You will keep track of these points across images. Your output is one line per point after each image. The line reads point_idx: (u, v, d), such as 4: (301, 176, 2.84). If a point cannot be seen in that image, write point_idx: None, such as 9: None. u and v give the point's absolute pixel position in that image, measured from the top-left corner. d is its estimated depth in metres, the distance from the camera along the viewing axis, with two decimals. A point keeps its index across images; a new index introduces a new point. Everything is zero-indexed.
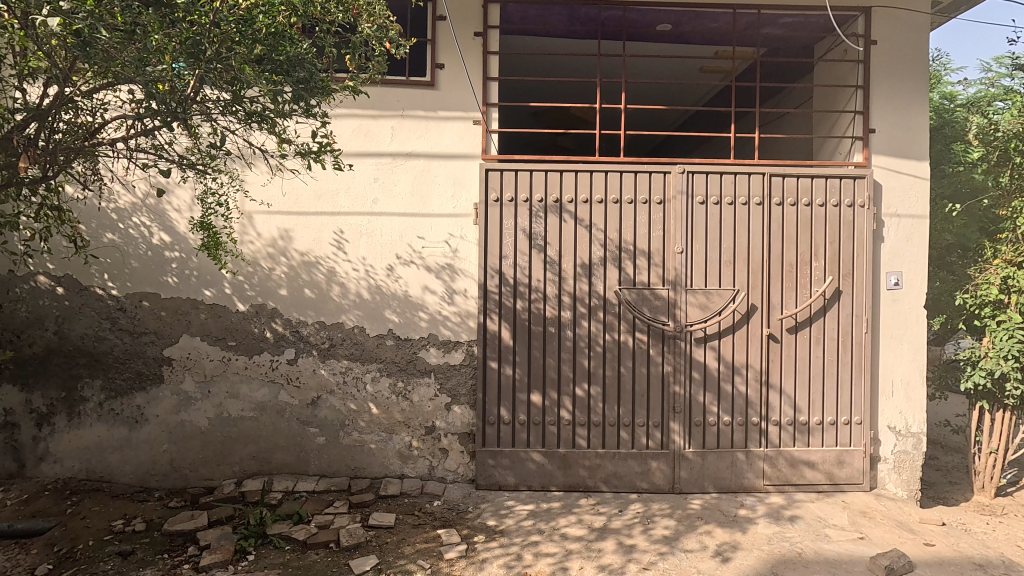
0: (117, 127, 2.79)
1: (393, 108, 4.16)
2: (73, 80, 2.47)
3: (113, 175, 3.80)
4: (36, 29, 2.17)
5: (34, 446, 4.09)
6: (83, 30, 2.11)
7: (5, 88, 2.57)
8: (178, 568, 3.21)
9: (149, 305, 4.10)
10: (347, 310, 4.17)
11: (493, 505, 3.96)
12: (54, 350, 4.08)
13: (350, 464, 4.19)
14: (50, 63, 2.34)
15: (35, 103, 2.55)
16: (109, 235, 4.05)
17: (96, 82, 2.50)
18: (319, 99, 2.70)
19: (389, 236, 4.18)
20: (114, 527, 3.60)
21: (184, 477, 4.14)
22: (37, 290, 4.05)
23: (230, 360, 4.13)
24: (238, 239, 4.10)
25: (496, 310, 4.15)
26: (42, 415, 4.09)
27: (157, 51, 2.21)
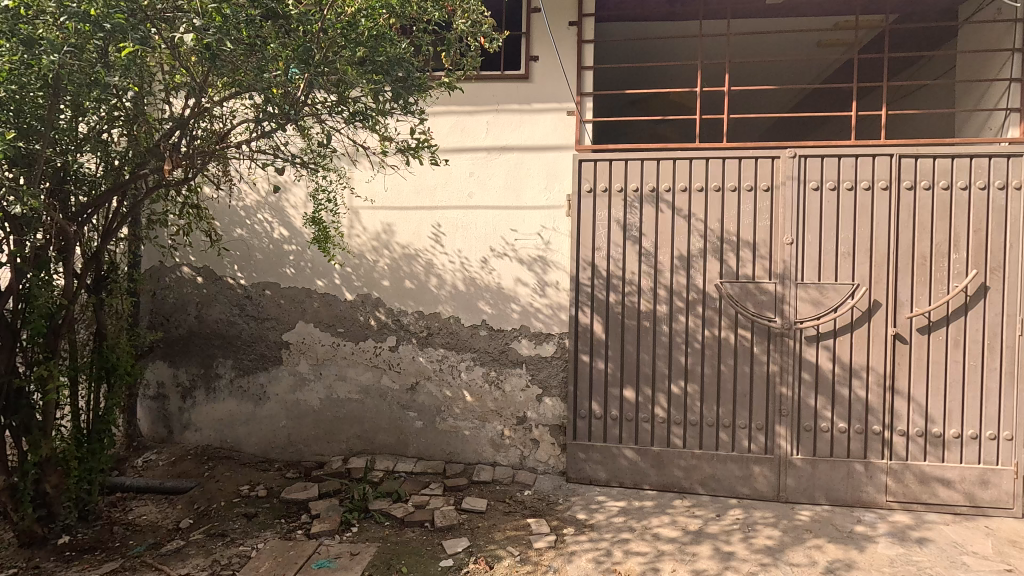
0: (242, 132, 3.09)
1: (489, 102, 4.23)
2: (208, 92, 2.78)
3: (242, 177, 4.23)
4: (178, 48, 2.44)
5: (180, 415, 4.69)
6: (213, 43, 2.26)
7: (154, 101, 2.93)
8: (293, 533, 3.52)
9: (271, 294, 4.52)
10: (443, 301, 4.33)
11: (583, 498, 3.93)
12: (195, 332, 4.63)
13: (445, 449, 4.35)
14: (190, 77, 2.65)
15: (179, 114, 2.89)
16: (238, 230, 4.52)
17: (226, 92, 2.79)
18: (416, 96, 2.82)
19: (483, 229, 4.27)
20: (241, 492, 4.03)
21: (299, 451, 4.53)
22: (182, 279, 4.62)
23: (340, 346, 4.46)
24: (346, 233, 4.39)
25: (588, 303, 4.10)
26: (185, 389, 4.67)
27: (273, 59, 2.42)
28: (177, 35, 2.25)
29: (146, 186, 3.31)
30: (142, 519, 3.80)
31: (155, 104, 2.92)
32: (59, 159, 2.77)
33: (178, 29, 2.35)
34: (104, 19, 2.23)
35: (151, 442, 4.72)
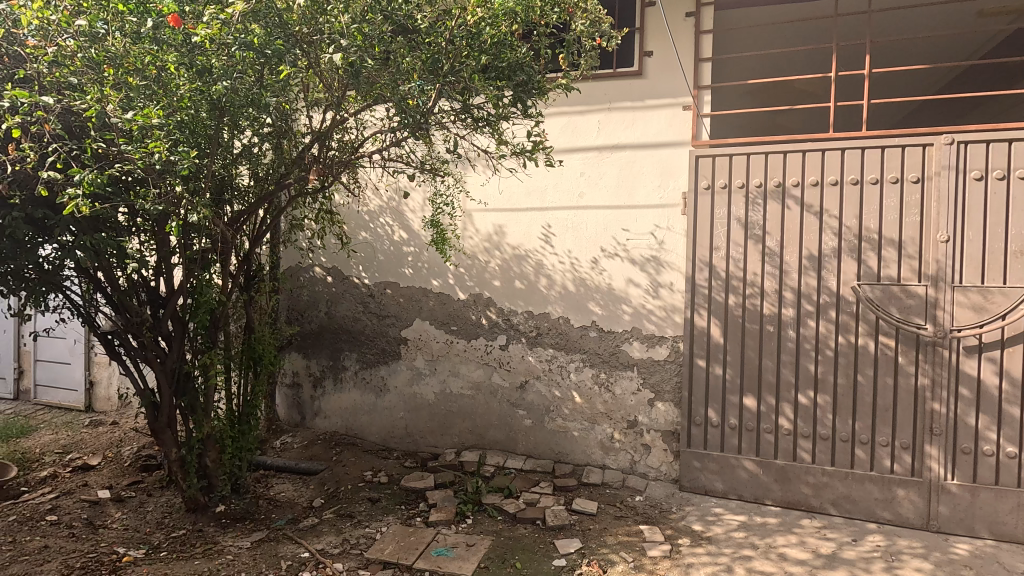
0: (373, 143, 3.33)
1: (601, 101, 4.19)
2: (345, 107, 3.02)
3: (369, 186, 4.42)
4: (321, 67, 2.67)
5: (311, 402, 5.13)
6: (356, 62, 2.45)
7: (298, 117, 3.22)
8: (412, 520, 3.71)
9: (391, 292, 4.81)
10: (553, 301, 4.36)
11: (698, 509, 3.77)
12: (325, 327, 5.04)
13: (554, 448, 4.38)
14: (330, 92, 2.89)
15: (318, 128, 3.18)
16: (363, 233, 4.86)
17: (359, 105, 3.01)
18: (535, 99, 2.86)
19: (594, 229, 4.23)
20: (366, 477, 4.33)
21: (415, 442, 4.78)
22: (314, 278, 5.05)
23: (453, 343, 4.64)
24: (460, 235, 4.56)
25: (705, 305, 3.92)
26: (316, 378, 5.10)
27: (407, 72, 2.58)
28: (328, 56, 2.45)
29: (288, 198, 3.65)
30: (282, 496, 4.20)
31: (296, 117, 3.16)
32: (220, 172, 3.09)
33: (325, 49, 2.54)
34: (264, 45, 2.47)
35: (287, 426, 5.21)
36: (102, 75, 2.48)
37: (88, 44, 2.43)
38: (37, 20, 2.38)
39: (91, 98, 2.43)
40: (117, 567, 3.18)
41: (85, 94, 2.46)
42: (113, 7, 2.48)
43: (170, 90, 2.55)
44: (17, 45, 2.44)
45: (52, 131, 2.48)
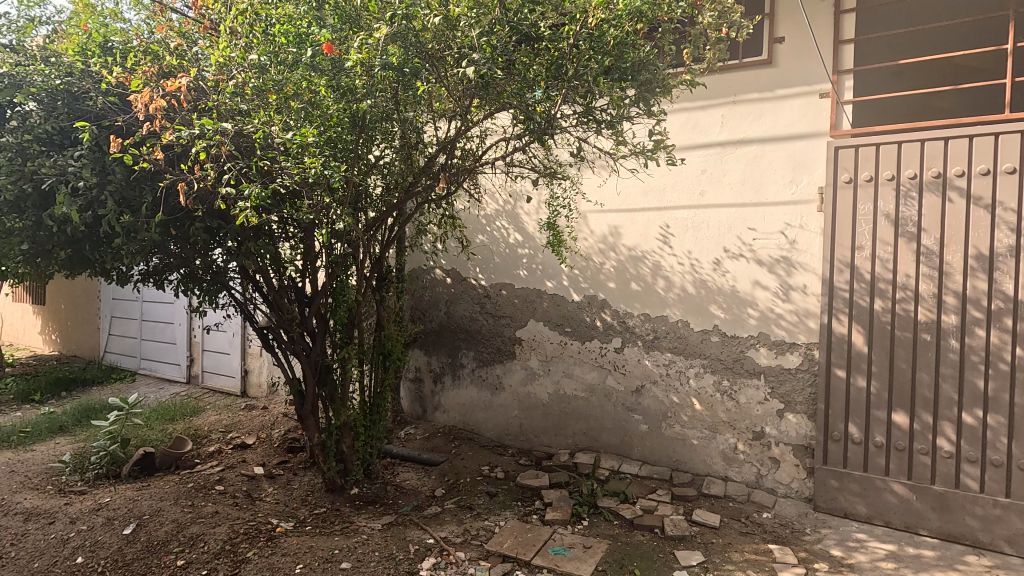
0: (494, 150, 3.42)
1: (725, 94, 4.00)
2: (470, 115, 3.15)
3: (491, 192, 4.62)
4: (451, 81, 2.80)
5: (432, 397, 5.42)
6: (485, 73, 2.54)
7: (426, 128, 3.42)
8: (529, 517, 3.79)
9: (506, 293, 4.94)
10: (671, 303, 4.22)
11: (837, 532, 3.46)
12: (445, 326, 5.29)
13: (672, 456, 4.24)
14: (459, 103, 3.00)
15: (446, 137, 3.30)
16: (480, 236, 5.05)
17: (483, 115, 3.13)
18: (658, 98, 2.81)
19: (716, 229, 4.04)
20: (483, 472, 4.49)
21: (529, 441, 4.87)
22: (435, 280, 5.34)
23: (567, 345, 4.66)
24: (575, 237, 4.57)
25: (845, 309, 3.59)
26: (437, 374, 5.38)
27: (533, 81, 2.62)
28: (461, 70, 2.55)
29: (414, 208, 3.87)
30: (407, 483, 4.48)
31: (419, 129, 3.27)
32: (359, 188, 3.30)
33: (457, 63, 2.67)
34: (403, 65, 2.66)
35: (410, 418, 5.55)
36: (267, 102, 2.86)
37: (257, 75, 2.81)
38: (224, 59, 2.86)
39: (259, 122, 2.81)
40: (273, 535, 3.56)
41: (253, 119, 2.83)
42: (275, 41, 2.83)
43: (320, 111, 2.84)
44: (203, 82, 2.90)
45: (227, 152, 2.82)
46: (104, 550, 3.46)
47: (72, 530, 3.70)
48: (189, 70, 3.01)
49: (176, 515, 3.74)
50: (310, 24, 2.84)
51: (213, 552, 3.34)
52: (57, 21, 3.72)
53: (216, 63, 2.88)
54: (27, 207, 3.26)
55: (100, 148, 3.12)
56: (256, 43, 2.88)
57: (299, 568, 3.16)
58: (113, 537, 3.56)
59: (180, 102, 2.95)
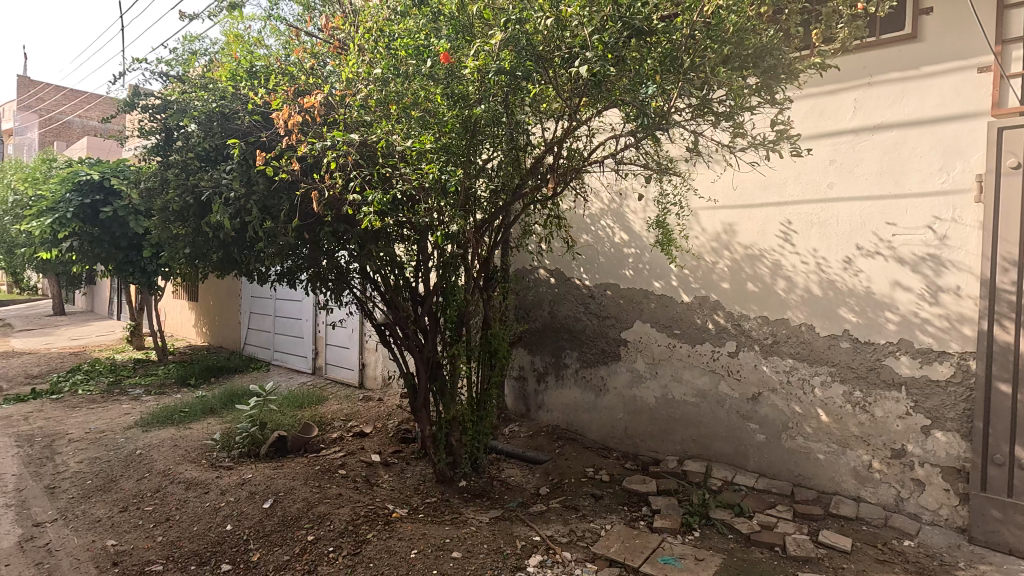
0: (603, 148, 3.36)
1: (859, 76, 3.65)
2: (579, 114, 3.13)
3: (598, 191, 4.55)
4: (561, 82, 2.80)
5: (536, 396, 5.46)
6: (598, 71, 2.52)
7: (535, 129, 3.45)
8: (636, 523, 3.70)
9: (611, 293, 4.87)
10: (793, 305, 3.92)
11: (1000, 570, 3.01)
12: (548, 325, 5.31)
13: (793, 470, 3.94)
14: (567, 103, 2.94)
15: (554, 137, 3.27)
16: (585, 236, 5.02)
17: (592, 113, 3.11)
18: (783, 84, 2.64)
19: (847, 224, 3.69)
20: (588, 473, 4.46)
21: (635, 445, 4.76)
22: (539, 280, 5.37)
23: (676, 347, 4.49)
24: (685, 235, 4.40)
25: (1011, 314, 3.11)
26: (540, 373, 5.42)
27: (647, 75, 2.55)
28: (573, 68, 2.55)
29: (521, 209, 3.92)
30: (511, 480, 4.56)
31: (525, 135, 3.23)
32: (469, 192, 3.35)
33: (569, 62, 2.68)
34: (516, 69, 2.70)
35: (514, 415, 5.64)
36: (388, 112, 3.06)
37: (380, 88, 3.03)
38: (353, 76, 3.10)
39: (383, 131, 3.00)
40: (389, 520, 3.78)
41: (376, 129, 3.04)
42: (397, 55, 3.06)
43: (438, 119, 2.97)
44: (333, 97, 3.17)
45: (353, 161, 3.04)
46: (248, 521, 3.88)
47: (222, 500, 4.19)
48: (321, 87, 3.30)
49: (306, 494, 4.10)
50: (427, 36, 3.08)
51: (338, 531, 3.61)
52: (213, 53, 4.25)
53: (347, 80, 3.12)
54: (189, 216, 3.77)
55: (248, 162, 3.51)
56: (379, 58, 3.12)
57: (414, 553, 3.33)
58: (255, 509, 3.99)
59: (313, 117, 3.24)
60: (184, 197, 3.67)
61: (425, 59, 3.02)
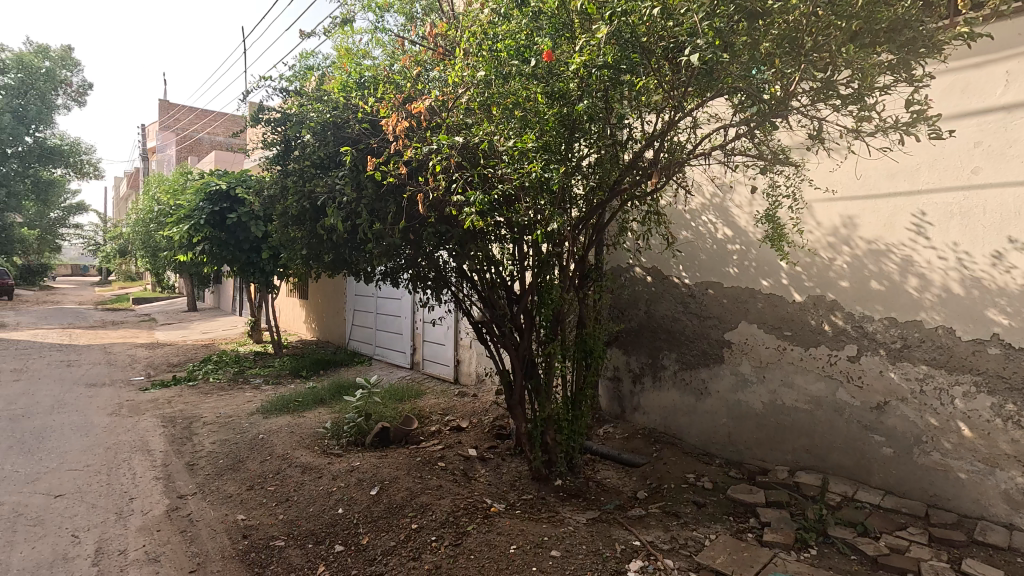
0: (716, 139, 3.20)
1: (1014, 45, 3.22)
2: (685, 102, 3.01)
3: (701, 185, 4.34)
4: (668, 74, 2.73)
5: (631, 397, 5.33)
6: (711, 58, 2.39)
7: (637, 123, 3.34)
8: (743, 535, 3.50)
9: (713, 293, 4.64)
10: (928, 306, 3.53)
11: None
12: (644, 325, 5.15)
13: (927, 489, 3.56)
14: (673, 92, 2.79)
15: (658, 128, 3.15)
16: (684, 233, 4.83)
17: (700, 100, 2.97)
18: (924, 59, 2.37)
19: (996, 214, 3.26)
20: (688, 479, 4.29)
21: (740, 453, 4.51)
22: (635, 278, 5.21)
23: (786, 350, 4.20)
24: (798, 229, 4.09)
25: None
26: (636, 374, 5.27)
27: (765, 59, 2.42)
28: (684, 57, 2.44)
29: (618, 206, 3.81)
30: (607, 481, 4.48)
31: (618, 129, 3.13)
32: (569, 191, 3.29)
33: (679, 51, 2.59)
34: (621, 61, 2.71)
35: (609, 416, 5.54)
36: (488, 114, 3.16)
37: (482, 90, 3.14)
38: (460, 80, 3.24)
39: (487, 133, 3.09)
40: (488, 514, 3.86)
41: (478, 131, 3.12)
42: (495, 57, 3.19)
43: (539, 117, 3.01)
44: (442, 103, 3.32)
45: (455, 164, 3.13)
46: (357, 506, 4.12)
47: (334, 485, 4.49)
48: (428, 92, 3.45)
49: (409, 484, 4.29)
50: (526, 36, 3.15)
51: (440, 521, 3.74)
52: (326, 67, 4.56)
53: (454, 83, 3.29)
54: (306, 220, 4.06)
55: (358, 168, 3.73)
56: (482, 60, 3.22)
57: (513, 549, 3.37)
58: (363, 495, 4.23)
59: (418, 122, 3.39)
60: (302, 202, 3.97)
61: (527, 58, 3.08)
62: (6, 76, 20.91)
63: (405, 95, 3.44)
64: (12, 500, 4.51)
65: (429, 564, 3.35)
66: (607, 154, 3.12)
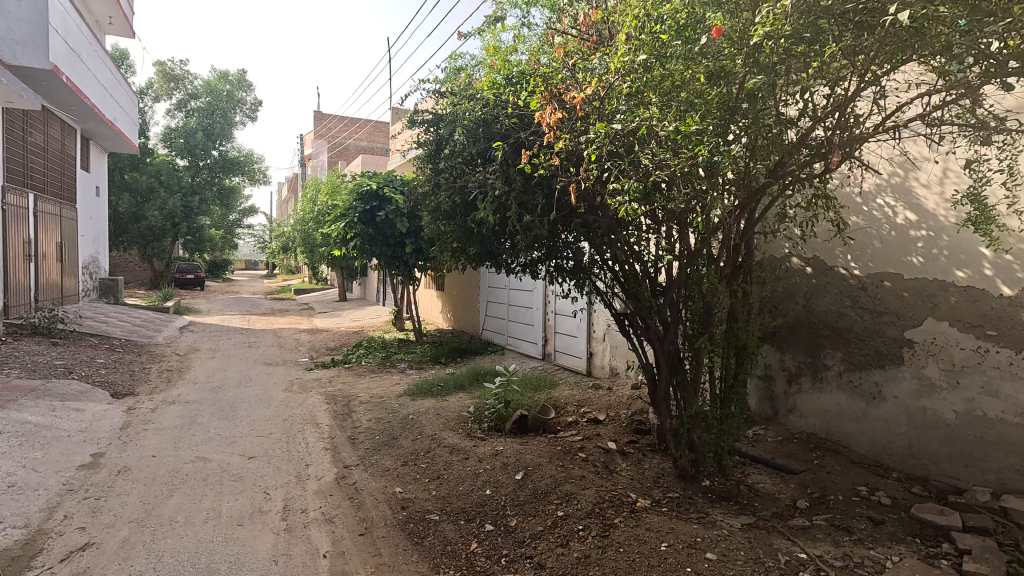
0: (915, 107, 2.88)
1: None
2: (877, 66, 2.72)
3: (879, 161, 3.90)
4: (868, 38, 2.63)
5: (786, 398, 4.90)
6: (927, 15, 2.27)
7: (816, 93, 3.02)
8: (936, 560, 3.08)
9: (891, 286, 4.12)
10: None
11: None
12: (803, 321, 4.70)
13: None
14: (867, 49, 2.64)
15: (842, 96, 2.90)
16: (855, 217, 4.35)
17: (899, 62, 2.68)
18: None
19: None
20: (859, 492, 3.87)
21: (924, 467, 3.97)
22: (791, 269, 4.77)
23: (989, 352, 3.62)
24: (1009, 211, 3.50)
25: None
26: (792, 374, 4.83)
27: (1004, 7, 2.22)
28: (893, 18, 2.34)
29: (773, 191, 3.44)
30: (761, 486, 4.16)
31: (782, 104, 2.97)
32: (740, 180, 3.05)
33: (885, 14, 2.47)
34: (806, 28, 2.64)
35: (758, 417, 5.15)
36: (641, 98, 3.12)
37: (642, 74, 3.11)
38: (620, 64, 3.20)
39: (644, 118, 3.03)
40: (634, 508, 3.79)
41: (635, 117, 3.10)
42: (656, 39, 3.07)
43: (702, 97, 2.99)
44: (598, 92, 3.33)
45: (609, 152, 3.15)
46: (504, 489, 4.28)
47: (481, 467, 4.70)
48: (583, 82, 3.45)
49: (552, 472, 4.36)
50: (689, 15, 3.04)
51: (586, 511, 3.76)
52: (475, 66, 4.77)
53: (611, 71, 3.21)
54: (457, 215, 4.31)
55: (508, 163, 3.86)
56: (641, 42, 3.10)
57: (664, 546, 3.29)
58: (509, 479, 4.38)
59: (570, 115, 3.46)
60: (453, 197, 4.21)
61: (692, 38, 3.03)
62: (199, 101, 24.96)
63: (562, 86, 3.54)
64: (217, 458, 5.33)
65: (578, 553, 3.39)
66: (773, 134, 2.91)
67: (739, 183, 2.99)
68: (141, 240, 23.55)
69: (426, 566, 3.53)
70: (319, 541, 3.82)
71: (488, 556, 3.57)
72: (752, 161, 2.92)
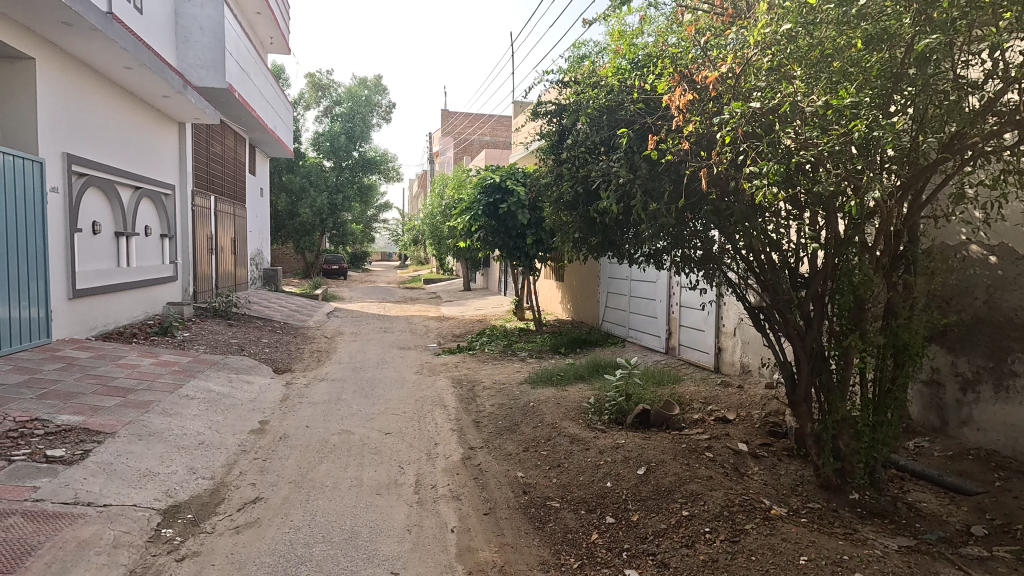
0: None
1: None
2: None
3: None
4: None
5: (958, 408, 4.25)
6: None
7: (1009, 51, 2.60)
8: None
9: None
10: None
11: None
12: (983, 319, 4.05)
13: None
14: None
15: None
16: None
17: None
18: None
19: None
20: None
21: None
22: (969, 258, 4.13)
23: None
24: None
25: None
26: (967, 381, 4.17)
27: None
28: None
29: (947, 168, 2.97)
30: (924, 506, 3.65)
31: (962, 65, 2.65)
32: (911, 153, 2.63)
33: None
34: None
35: (921, 427, 4.51)
36: (784, 72, 2.93)
37: (784, 46, 2.92)
38: (759, 37, 3.01)
39: (787, 93, 2.83)
40: (768, 516, 3.53)
41: (777, 94, 2.86)
42: (804, 4, 2.84)
43: (858, 65, 2.74)
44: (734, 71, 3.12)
45: (745, 133, 2.92)
46: (625, 482, 4.21)
47: (601, 459, 4.66)
48: (716, 60, 3.28)
49: (677, 469, 4.19)
50: None
51: (713, 514, 3.57)
52: (598, 52, 4.72)
53: (750, 44, 3.04)
54: (579, 204, 4.32)
55: (632, 150, 3.75)
56: (786, 11, 2.91)
57: (803, 560, 3.03)
58: (630, 473, 4.29)
59: (702, 96, 3.27)
60: (576, 187, 4.22)
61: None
62: (342, 107, 27.39)
63: (693, 66, 3.37)
64: (359, 431, 5.89)
65: (705, 555, 3.25)
66: (950, 102, 2.56)
67: (902, 161, 2.63)
68: (295, 234, 26.53)
69: (548, 551, 3.60)
70: (447, 515, 4.06)
71: (609, 548, 3.56)
72: (919, 134, 2.62)
